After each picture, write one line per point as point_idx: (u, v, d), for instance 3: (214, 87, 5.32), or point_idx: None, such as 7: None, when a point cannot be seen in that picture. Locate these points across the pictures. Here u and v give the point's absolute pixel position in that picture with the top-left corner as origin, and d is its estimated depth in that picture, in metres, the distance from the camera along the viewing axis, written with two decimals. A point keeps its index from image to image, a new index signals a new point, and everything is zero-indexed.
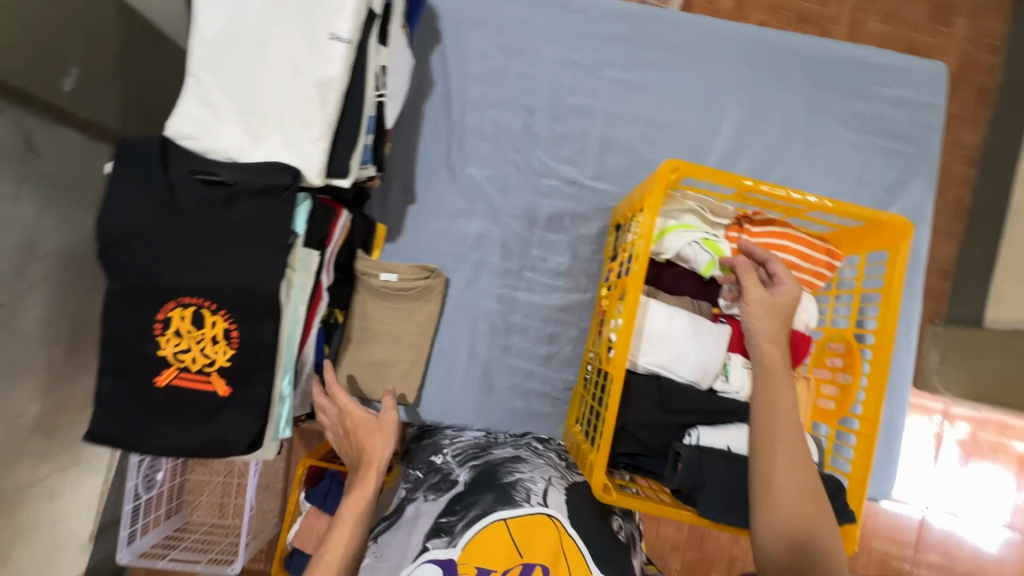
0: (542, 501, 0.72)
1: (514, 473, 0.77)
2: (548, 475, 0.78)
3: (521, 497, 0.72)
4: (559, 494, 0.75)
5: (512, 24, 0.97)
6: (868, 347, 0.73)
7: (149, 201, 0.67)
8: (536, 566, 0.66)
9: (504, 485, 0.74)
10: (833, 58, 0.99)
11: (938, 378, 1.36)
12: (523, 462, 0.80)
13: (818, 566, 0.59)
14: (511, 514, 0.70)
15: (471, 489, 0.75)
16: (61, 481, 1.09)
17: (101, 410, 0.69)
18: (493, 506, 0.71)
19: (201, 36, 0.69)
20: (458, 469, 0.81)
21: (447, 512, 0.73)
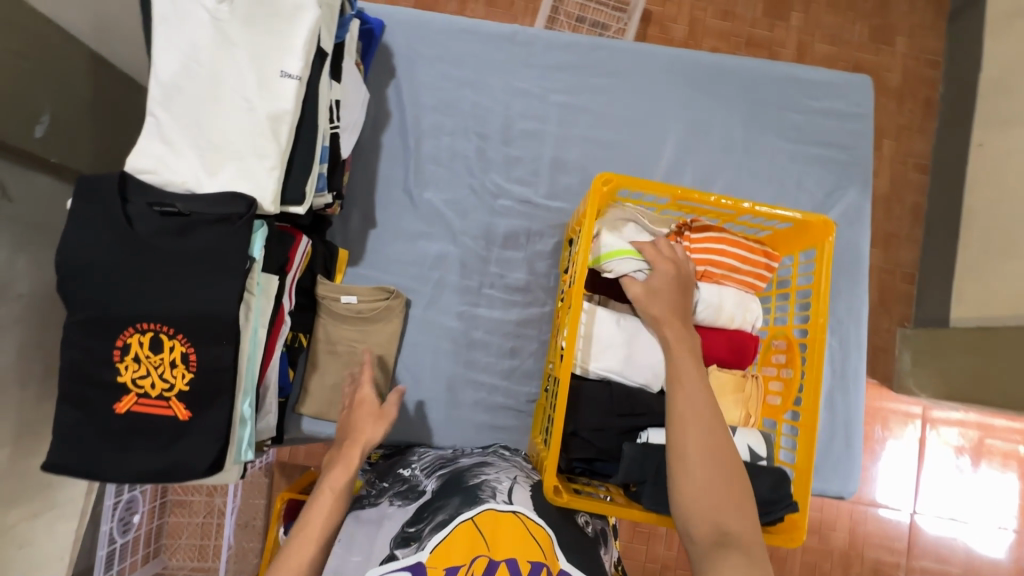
0: (508, 498, 0.69)
1: (480, 476, 0.75)
2: (513, 475, 0.76)
3: (487, 495, 0.69)
4: (524, 492, 0.72)
5: (463, 57, 1.03)
6: (805, 342, 0.77)
7: (107, 234, 0.70)
8: (503, 563, 0.62)
9: (470, 488, 0.71)
10: (767, 76, 1.06)
11: (913, 379, 1.39)
12: (490, 466, 0.79)
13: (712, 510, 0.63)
14: (480, 512, 0.66)
15: (437, 495, 0.73)
16: (35, 529, 1.08)
17: (60, 440, 0.70)
18: (459, 509, 0.67)
19: (158, 79, 0.74)
20: (425, 480, 0.81)
21: (416, 521, 0.70)
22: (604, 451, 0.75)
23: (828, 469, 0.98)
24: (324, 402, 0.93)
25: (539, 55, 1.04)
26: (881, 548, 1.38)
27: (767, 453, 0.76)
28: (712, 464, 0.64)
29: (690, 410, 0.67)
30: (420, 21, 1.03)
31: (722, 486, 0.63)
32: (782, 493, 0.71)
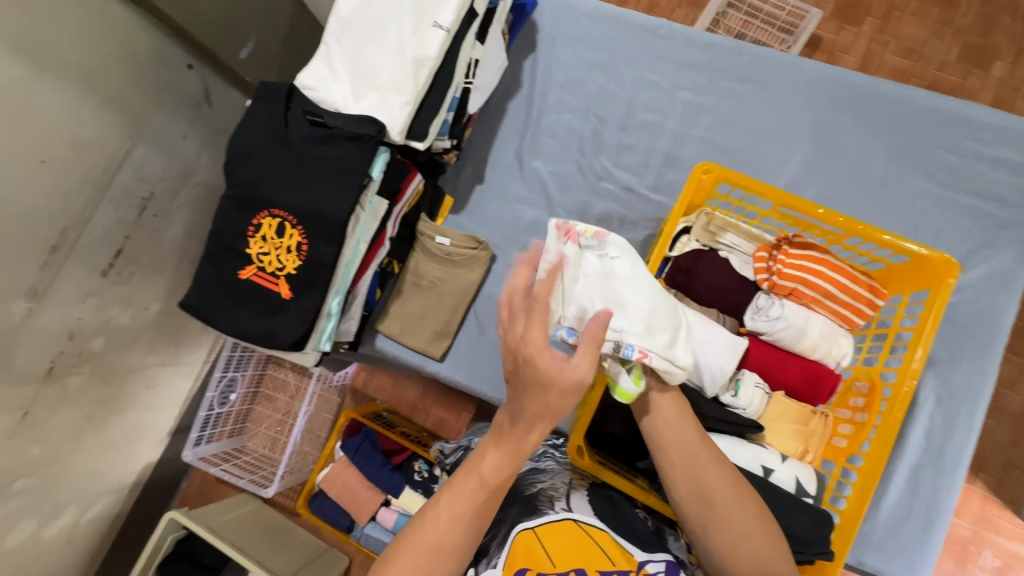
0: (566, 505, 0.69)
1: (536, 484, 0.73)
2: (568, 479, 0.75)
3: (545, 505, 0.69)
4: (581, 496, 0.71)
5: (602, 43, 1.07)
6: (889, 387, 0.69)
7: (268, 131, 0.85)
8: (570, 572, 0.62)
9: (528, 499, 0.70)
10: (930, 110, 0.95)
11: None
12: (543, 471, 0.77)
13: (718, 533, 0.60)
14: (537, 522, 0.66)
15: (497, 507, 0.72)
16: (160, 376, 1.39)
17: (197, 288, 0.88)
18: (518, 518, 0.68)
19: (337, 14, 0.87)
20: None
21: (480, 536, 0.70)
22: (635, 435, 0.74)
23: (892, 549, 0.86)
24: (398, 325, 1.03)
25: (678, 50, 1.04)
26: None
27: (814, 492, 0.70)
28: (720, 513, 0.60)
29: (682, 461, 0.62)
30: (571, 2, 1.08)
31: (744, 530, 0.59)
32: (820, 536, 0.64)
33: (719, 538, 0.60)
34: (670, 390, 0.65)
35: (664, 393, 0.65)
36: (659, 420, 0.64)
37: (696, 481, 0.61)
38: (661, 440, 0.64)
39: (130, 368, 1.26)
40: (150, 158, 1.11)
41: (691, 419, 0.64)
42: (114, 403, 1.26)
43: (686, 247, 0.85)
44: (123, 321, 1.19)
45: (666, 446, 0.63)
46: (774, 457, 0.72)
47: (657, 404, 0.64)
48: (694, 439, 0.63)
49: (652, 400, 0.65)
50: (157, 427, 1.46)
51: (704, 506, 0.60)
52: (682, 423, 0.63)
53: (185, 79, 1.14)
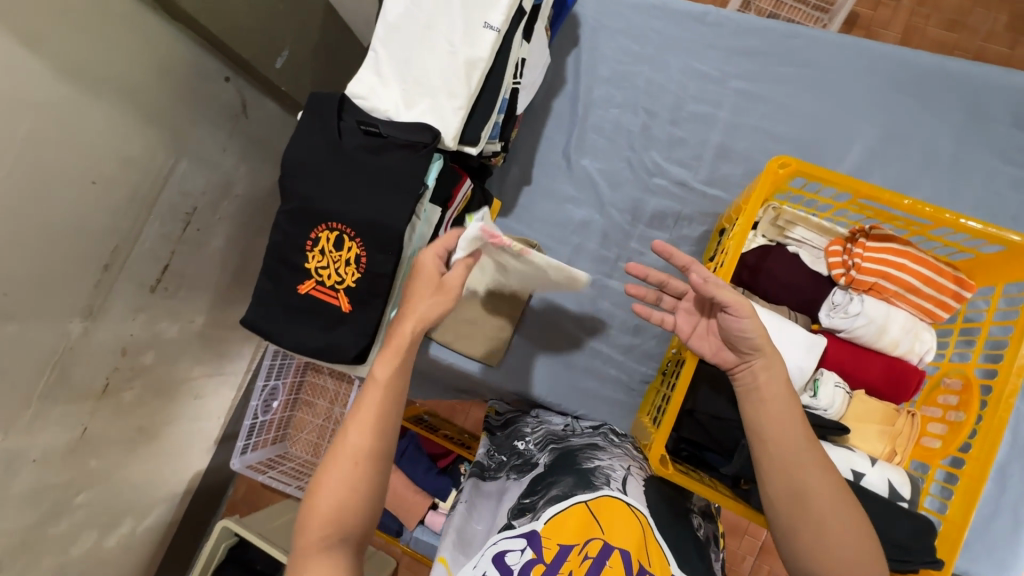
0: (621, 487, 0.72)
1: (594, 460, 0.79)
2: (627, 464, 0.79)
3: (601, 482, 0.73)
4: (637, 484, 0.75)
5: (648, 34, 1.03)
6: (990, 384, 0.66)
7: (321, 143, 0.84)
8: (616, 549, 0.63)
9: (584, 471, 0.75)
10: (1004, 86, 0.91)
11: None
12: (602, 450, 0.83)
13: (805, 532, 0.59)
14: (590, 497, 0.69)
15: (552, 471, 0.78)
16: (206, 386, 1.40)
17: (256, 304, 0.87)
18: (573, 488, 0.71)
19: (384, 19, 0.85)
20: (538, 453, 0.86)
21: (530, 494, 0.75)
22: (716, 441, 0.72)
23: (977, 547, 0.83)
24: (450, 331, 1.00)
25: (729, 37, 1.00)
26: None
27: (909, 496, 0.67)
28: (817, 515, 0.58)
29: (781, 457, 0.60)
30: None
31: (842, 537, 0.57)
32: (923, 543, 0.61)
33: (812, 539, 0.58)
34: (779, 382, 0.63)
35: (771, 383, 0.63)
36: (762, 411, 0.62)
37: (796, 479, 0.59)
38: (763, 435, 0.62)
39: (179, 380, 1.28)
40: (193, 172, 1.11)
41: (797, 415, 0.62)
42: (164, 415, 1.27)
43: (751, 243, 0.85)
44: (171, 334, 1.20)
45: (765, 439, 0.61)
46: (864, 461, 0.69)
47: (761, 393, 0.63)
48: (798, 435, 0.61)
49: (756, 388, 0.64)
50: (204, 436, 1.47)
51: (801, 506, 0.59)
52: (784, 419, 0.61)
53: (222, 91, 1.13)
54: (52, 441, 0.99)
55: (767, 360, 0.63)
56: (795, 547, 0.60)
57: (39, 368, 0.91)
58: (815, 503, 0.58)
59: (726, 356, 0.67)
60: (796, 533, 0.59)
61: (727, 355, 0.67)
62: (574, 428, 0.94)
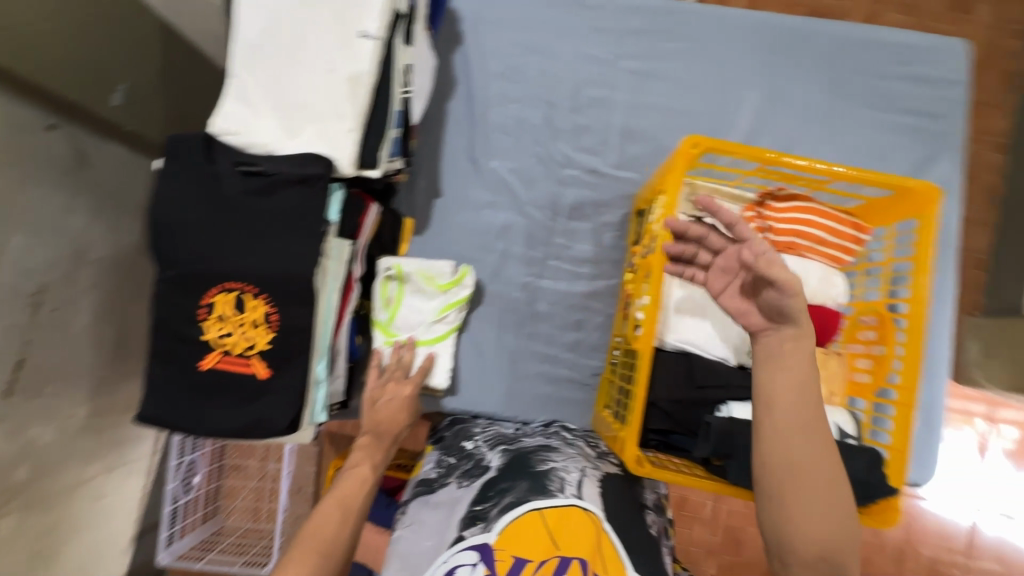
0: (577, 492, 0.67)
1: (548, 462, 0.74)
2: (581, 465, 0.75)
3: (556, 487, 0.67)
4: (593, 486, 0.71)
5: (532, 22, 1.00)
6: (902, 317, 0.72)
7: (193, 193, 0.72)
8: (574, 560, 0.60)
9: (538, 474, 0.70)
10: (853, 40, 1.00)
11: (981, 372, 1.29)
12: (556, 451, 0.78)
13: (802, 505, 0.57)
14: (545, 505, 0.64)
15: (504, 476, 0.72)
16: (106, 483, 1.17)
17: (150, 393, 0.74)
18: (527, 495, 0.66)
19: (242, 40, 0.74)
20: (489, 455, 0.81)
21: (482, 500, 0.70)
22: (683, 424, 0.73)
23: None
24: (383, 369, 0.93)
25: (611, 19, 1.00)
26: (940, 547, 1.33)
27: (854, 433, 0.72)
28: (812, 484, 0.57)
29: (788, 425, 0.59)
30: None
31: (826, 510, 0.57)
32: (880, 476, 0.66)
33: (799, 506, 0.57)
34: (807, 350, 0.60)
35: (795, 352, 0.60)
36: (780, 380, 0.60)
37: (801, 449, 0.58)
38: (775, 399, 0.60)
39: (70, 489, 1.06)
40: (32, 244, 0.90)
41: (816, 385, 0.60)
42: (62, 534, 1.05)
43: None
44: (46, 440, 0.98)
45: (776, 405, 0.59)
46: None
47: (784, 360, 0.60)
48: (812, 404, 0.59)
49: (782, 355, 0.60)
50: (117, 538, 1.23)
51: (797, 475, 0.58)
52: (801, 386, 0.59)
53: (52, 144, 0.91)
54: None
55: (800, 334, 0.59)
56: (778, 514, 0.58)
57: None
58: (819, 474, 0.58)
59: (753, 320, 0.61)
60: (794, 508, 0.57)
61: (756, 319, 0.61)
62: (526, 427, 0.92)
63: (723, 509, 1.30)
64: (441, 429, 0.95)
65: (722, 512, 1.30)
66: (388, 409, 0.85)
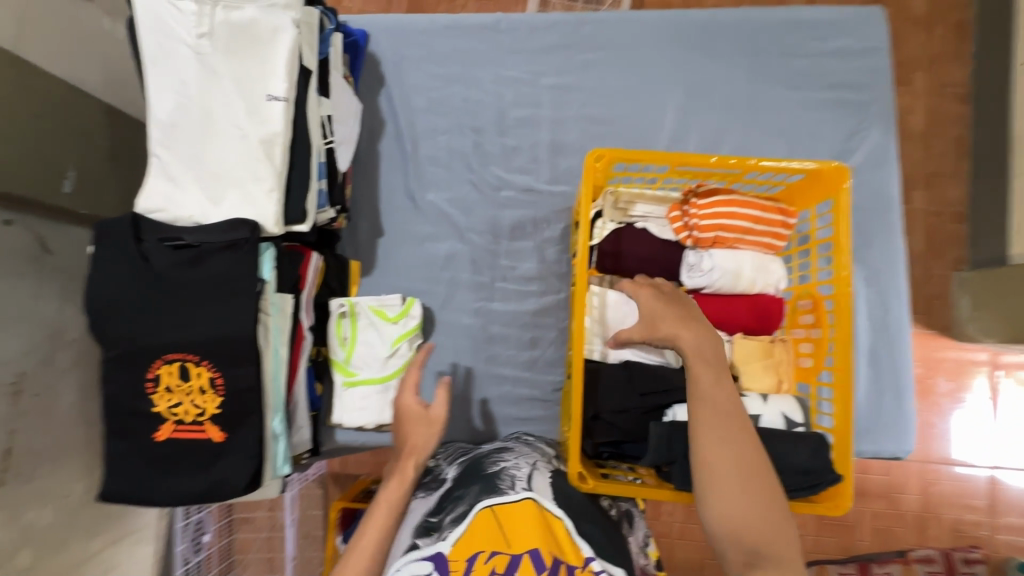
0: (527, 486, 0.66)
1: (500, 463, 0.73)
2: (532, 460, 0.74)
3: (506, 485, 0.66)
4: (544, 479, 0.70)
5: (449, 55, 1.03)
6: (831, 298, 0.73)
7: (127, 274, 0.74)
8: (524, 555, 0.59)
9: (489, 476, 0.69)
10: (765, 24, 1.00)
11: (974, 327, 1.27)
12: (509, 451, 0.77)
13: (718, 489, 0.59)
14: (497, 501, 0.63)
15: (459, 484, 0.71)
16: (117, 554, 1.15)
17: (111, 472, 0.75)
18: (479, 497, 0.65)
19: (154, 119, 0.77)
20: (448, 468, 0.80)
21: (438, 512, 0.68)
22: (628, 432, 0.73)
23: (876, 427, 0.93)
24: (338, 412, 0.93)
25: (525, 40, 1.02)
26: (960, 507, 1.29)
27: (803, 420, 0.72)
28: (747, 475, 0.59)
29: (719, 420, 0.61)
30: (403, 25, 1.03)
31: (761, 504, 0.58)
32: (823, 461, 0.66)
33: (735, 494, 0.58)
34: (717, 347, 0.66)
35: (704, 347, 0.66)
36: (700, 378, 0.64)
37: (723, 436, 0.61)
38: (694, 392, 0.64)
39: (75, 565, 1.05)
40: (6, 336, 0.91)
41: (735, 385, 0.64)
42: None
43: (604, 231, 0.85)
44: (45, 521, 0.99)
45: (706, 398, 0.63)
46: (758, 401, 0.73)
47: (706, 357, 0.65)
48: (733, 402, 0.63)
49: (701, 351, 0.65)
50: None
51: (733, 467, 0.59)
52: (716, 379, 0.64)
53: (12, 238, 0.92)
54: None
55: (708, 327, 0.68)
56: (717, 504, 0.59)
57: None
58: (735, 458, 0.60)
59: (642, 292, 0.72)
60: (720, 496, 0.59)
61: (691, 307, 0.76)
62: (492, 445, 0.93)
63: None
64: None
65: None
66: (413, 430, 0.77)
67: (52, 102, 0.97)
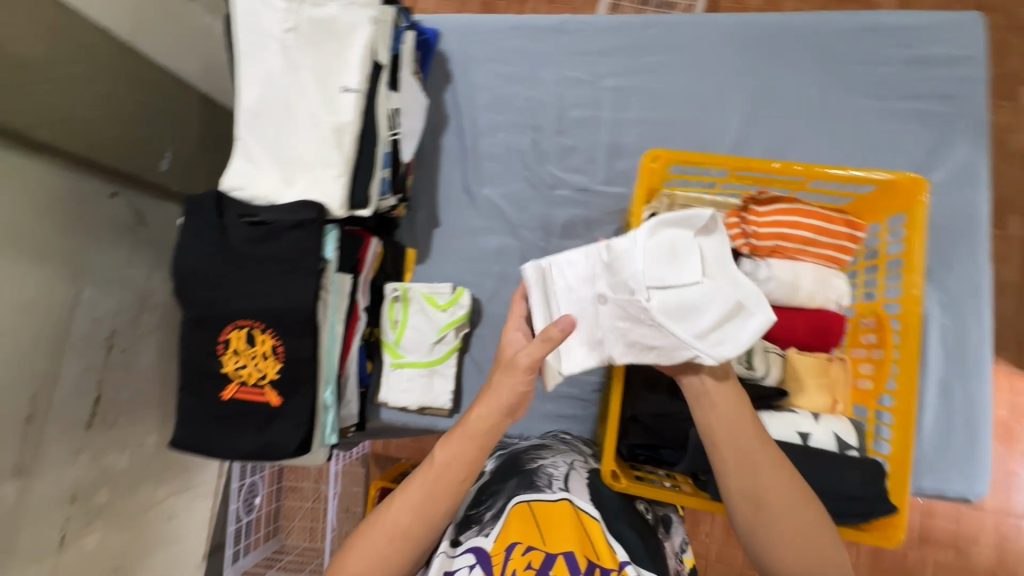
0: (564, 486, 0.67)
1: (537, 460, 0.74)
2: (570, 460, 0.75)
3: (543, 483, 0.68)
4: (581, 479, 0.70)
5: (514, 54, 1.05)
6: (897, 318, 0.69)
7: (208, 244, 0.82)
8: (560, 555, 0.58)
9: (526, 472, 0.71)
10: (847, 29, 0.95)
11: None
12: (547, 449, 0.78)
13: (760, 528, 0.57)
14: (534, 498, 0.65)
15: (496, 478, 0.73)
16: (179, 503, 1.26)
17: (182, 423, 0.83)
18: (516, 492, 0.67)
19: (242, 106, 0.84)
20: (485, 461, 0.82)
21: (476, 504, 0.70)
22: (666, 437, 0.72)
23: (944, 465, 0.86)
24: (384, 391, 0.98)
25: (590, 41, 1.03)
26: None
27: (857, 443, 0.69)
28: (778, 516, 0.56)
29: (735, 465, 0.58)
30: (472, 24, 1.06)
31: (801, 530, 0.56)
32: (876, 490, 0.62)
33: (776, 537, 0.56)
34: (726, 383, 0.60)
35: (719, 386, 0.60)
36: (714, 415, 0.59)
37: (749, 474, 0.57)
38: (713, 435, 0.59)
39: (141, 508, 1.15)
40: (101, 296, 1.02)
41: (747, 418, 0.59)
42: (139, 549, 1.15)
43: None
44: (121, 465, 1.09)
45: (714, 443, 0.59)
46: (808, 420, 0.70)
47: (711, 400, 0.60)
48: (751, 434, 0.59)
49: (706, 394, 0.60)
50: (189, 558, 1.30)
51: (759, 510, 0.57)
52: (736, 411, 0.59)
53: (114, 209, 1.04)
54: None
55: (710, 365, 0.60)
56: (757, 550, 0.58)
57: None
58: (771, 497, 0.57)
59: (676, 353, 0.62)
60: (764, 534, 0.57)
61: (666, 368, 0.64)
62: (528, 437, 0.94)
63: None
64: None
65: None
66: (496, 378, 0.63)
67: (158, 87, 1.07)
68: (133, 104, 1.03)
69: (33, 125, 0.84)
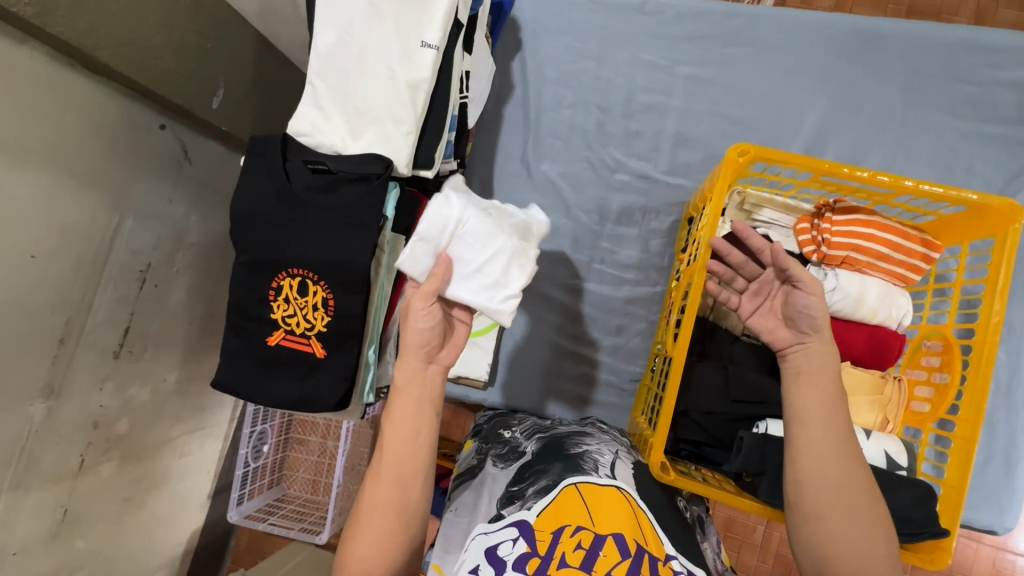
0: (611, 473, 0.67)
1: (581, 445, 0.73)
2: (615, 449, 0.73)
3: (589, 467, 0.68)
4: (627, 469, 0.70)
5: (589, 30, 1.02)
6: (969, 345, 0.67)
7: (270, 187, 0.81)
8: (609, 537, 0.60)
9: (571, 456, 0.70)
10: (940, 42, 0.92)
11: None
12: (590, 436, 0.77)
13: (821, 509, 0.60)
14: (581, 479, 0.65)
15: (539, 459, 0.73)
16: (190, 442, 1.27)
17: (225, 363, 0.84)
18: (562, 475, 0.67)
19: (316, 50, 0.81)
20: (525, 442, 0.81)
21: (519, 481, 0.70)
22: (713, 436, 0.73)
23: (974, 494, 0.86)
24: None
25: (669, 25, 0.99)
26: None
27: (907, 464, 0.68)
28: (854, 499, 0.60)
29: (821, 443, 0.61)
30: None
31: (863, 519, 0.59)
32: (926, 512, 0.62)
33: (840, 521, 0.59)
34: (830, 370, 0.64)
35: (821, 368, 0.64)
36: (806, 394, 0.63)
37: (828, 456, 0.61)
38: (802, 414, 0.63)
39: (158, 444, 1.15)
40: (141, 229, 1.01)
41: (840, 405, 0.63)
42: (152, 482, 1.16)
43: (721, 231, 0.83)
44: (143, 398, 1.09)
45: (807, 421, 0.63)
46: (859, 435, 0.69)
47: (809, 379, 0.64)
48: (836, 422, 0.62)
49: (803, 374, 0.65)
50: (195, 495, 1.32)
51: (839, 491, 0.60)
52: (827, 400, 0.63)
53: (159, 141, 1.02)
54: (30, 532, 0.89)
55: (822, 344, 0.65)
56: (819, 530, 0.60)
57: (2, 460, 0.82)
58: (843, 484, 0.60)
59: (781, 336, 0.68)
60: (830, 515, 0.60)
61: (782, 335, 0.68)
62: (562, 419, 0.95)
63: (775, 533, 1.21)
64: (481, 423, 0.95)
65: (774, 538, 1.21)
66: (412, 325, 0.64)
67: (219, 21, 1.03)
68: (191, 32, 0.97)
69: (96, 45, 0.81)
